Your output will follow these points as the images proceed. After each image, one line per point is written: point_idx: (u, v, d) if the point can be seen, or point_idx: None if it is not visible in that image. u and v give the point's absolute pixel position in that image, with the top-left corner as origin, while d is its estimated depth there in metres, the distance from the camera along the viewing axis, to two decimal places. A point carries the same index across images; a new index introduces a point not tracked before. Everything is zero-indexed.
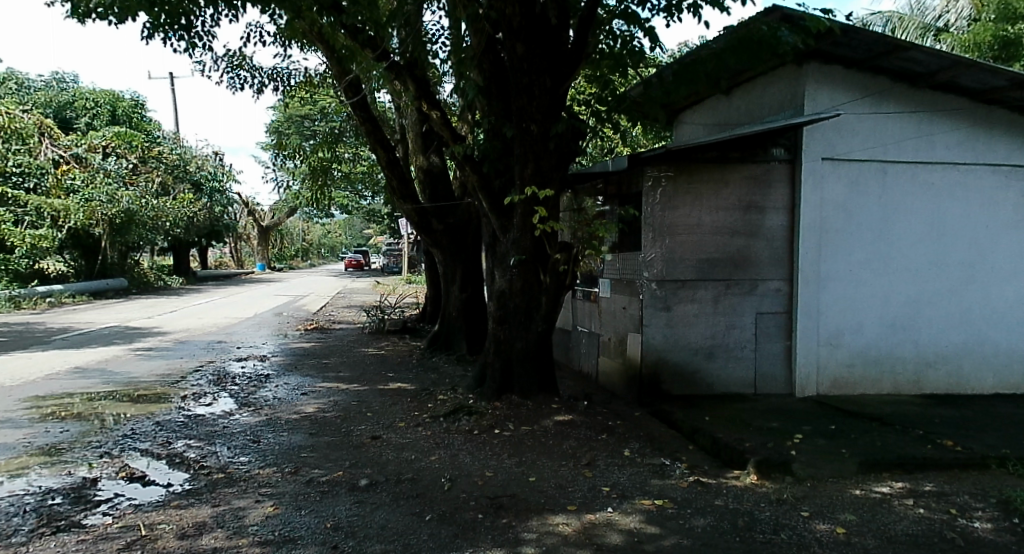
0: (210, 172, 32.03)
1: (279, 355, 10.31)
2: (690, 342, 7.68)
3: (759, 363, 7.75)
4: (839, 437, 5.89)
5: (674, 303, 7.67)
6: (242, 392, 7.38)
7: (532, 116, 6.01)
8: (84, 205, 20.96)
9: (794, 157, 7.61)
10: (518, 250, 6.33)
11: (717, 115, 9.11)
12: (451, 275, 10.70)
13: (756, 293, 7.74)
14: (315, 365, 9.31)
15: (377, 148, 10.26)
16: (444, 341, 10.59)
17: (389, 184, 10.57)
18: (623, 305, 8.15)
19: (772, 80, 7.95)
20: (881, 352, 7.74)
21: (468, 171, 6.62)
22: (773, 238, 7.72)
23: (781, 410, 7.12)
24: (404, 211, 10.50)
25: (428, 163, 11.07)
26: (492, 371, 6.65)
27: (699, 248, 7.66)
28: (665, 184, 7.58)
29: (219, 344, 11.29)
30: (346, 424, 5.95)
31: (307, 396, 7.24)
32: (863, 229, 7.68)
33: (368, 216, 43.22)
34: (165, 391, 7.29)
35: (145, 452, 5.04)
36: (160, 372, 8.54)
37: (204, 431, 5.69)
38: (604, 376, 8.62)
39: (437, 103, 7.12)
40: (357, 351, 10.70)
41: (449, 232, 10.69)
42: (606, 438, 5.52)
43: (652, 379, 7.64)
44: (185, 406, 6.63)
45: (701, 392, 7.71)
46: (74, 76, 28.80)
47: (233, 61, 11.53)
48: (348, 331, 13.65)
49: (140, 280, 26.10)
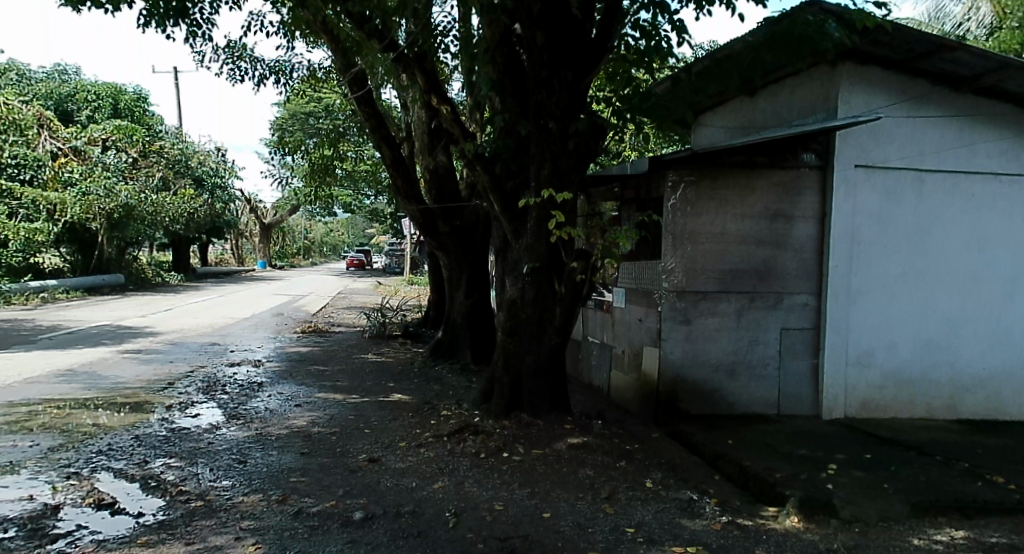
0: (212, 168, 31.59)
1: (274, 360, 9.85)
2: (711, 358, 7.20)
3: (783, 382, 7.27)
4: (878, 469, 5.41)
5: (694, 316, 7.20)
6: (232, 402, 6.90)
7: (551, 113, 5.55)
8: (81, 199, 20.56)
9: (826, 163, 7.13)
10: (531, 257, 5.86)
11: (739, 117, 8.64)
12: (456, 280, 10.25)
13: (782, 308, 7.27)
14: (312, 372, 8.83)
15: (383, 146, 9.77)
16: (448, 349, 10.13)
17: (394, 183, 10.11)
18: (639, 317, 7.67)
19: (802, 81, 7.47)
20: (913, 373, 7.27)
21: (480, 171, 6.15)
22: (801, 249, 7.24)
23: (808, 434, 6.64)
24: (409, 212, 10.02)
25: (434, 163, 10.62)
26: (501, 387, 6.18)
27: (723, 258, 7.18)
28: (688, 190, 7.11)
29: (212, 346, 10.82)
30: (342, 443, 5.47)
31: (301, 408, 6.75)
32: (898, 242, 7.20)
33: (371, 216, 42.78)
34: (150, 399, 6.81)
35: (118, 473, 4.55)
36: (147, 376, 8.08)
37: (186, 448, 5.20)
38: (617, 392, 8.14)
39: (448, 98, 6.64)
40: (356, 357, 10.23)
41: (456, 235, 10.24)
42: (625, 466, 5.05)
43: (670, 397, 7.17)
44: (169, 418, 6.15)
45: (721, 413, 7.23)
46: (76, 68, 28.40)
47: (234, 52, 11.08)
48: (348, 334, 13.18)
49: (138, 276, 25.66)
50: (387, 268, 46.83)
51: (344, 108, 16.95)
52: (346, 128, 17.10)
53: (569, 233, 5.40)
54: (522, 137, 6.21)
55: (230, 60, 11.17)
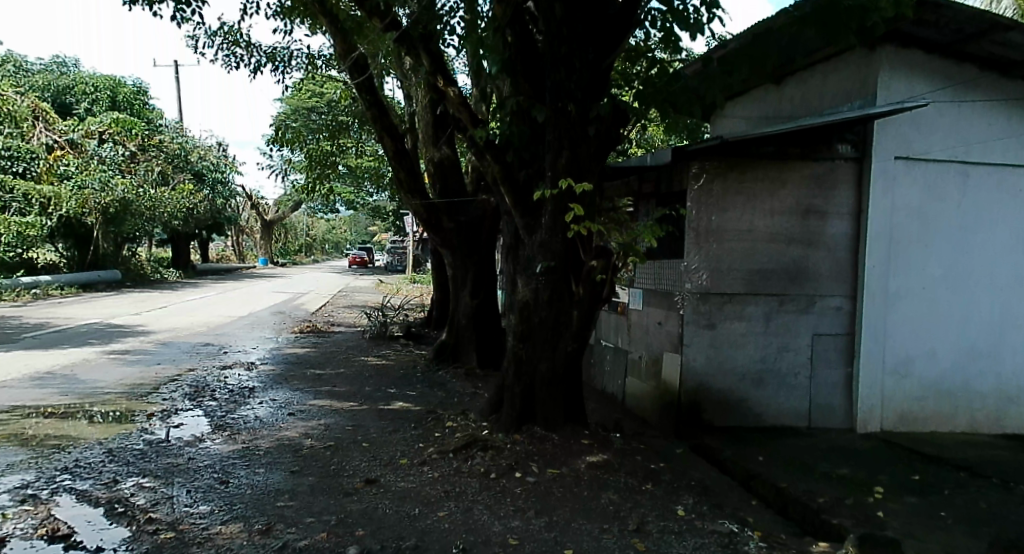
0: (212, 163, 31.08)
1: (269, 362, 9.32)
2: (737, 366, 6.66)
3: (814, 392, 6.73)
4: (931, 493, 4.87)
5: (719, 320, 6.66)
6: (219, 410, 6.36)
7: (571, 95, 5.01)
8: (76, 193, 20.08)
9: (864, 155, 6.57)
10: (546, 254, 5.35)
11: (764, 107, 8.11)
12: (461, 278, 9.73)
13: (814, 312, 6.71)
14: (308, 376, 8.30)
15: (385, 138, 9.25)
16: (452, 352, 9.60)
17: (396, 176, 9.58)
18: (658, 320, 7.13)
19: (836, 66, 6.92)
20: (955, 384, 6.72)
21: (490, 160, 5.62)
22: (835, 248, 6.69)
23: (845, 450, 6.10)
24: (413, 207, 9.50)
25: (439, 155, 10.12)
26: (511, 397, 5.65)
27: (750, 258, 6.64)
28: (713, 183, 6.55)
29: (204, 347, 10.30)
30: (336, 460, 4.94)
31: (294, 417, 6.23)
32: (940, 241, 6.64)
33: (374, 213, 42.27)
34: (131, 406, 6.29)
35: (81, 497, 4.02)
36: (132, 380, 7.56)
37: (163, 465, 4.67)
38: (634, 400, 7.61)
39: (456, 80, 6.10)
40: (356, 359, 9.71)
41: (462, 232, 9.72)
42: (652, 490, 4.51)
43: (693, 408, 6.62)
44: (149, 428, 5.61)
45: (747, 425, 6.69)
46: (75, 60, 27.90)
47: (229, 38, 10.57)
48: (347, 335, 12.67)
49: (135, 272, 25.16)
50: (389, 266, 46.35)
51: (344, 100, 16.40)
52: (347, 121, 16.55)
53: (590, 228, 4.88)
54: (537, 122, 5.68)
55: (225, 46, 10.66)
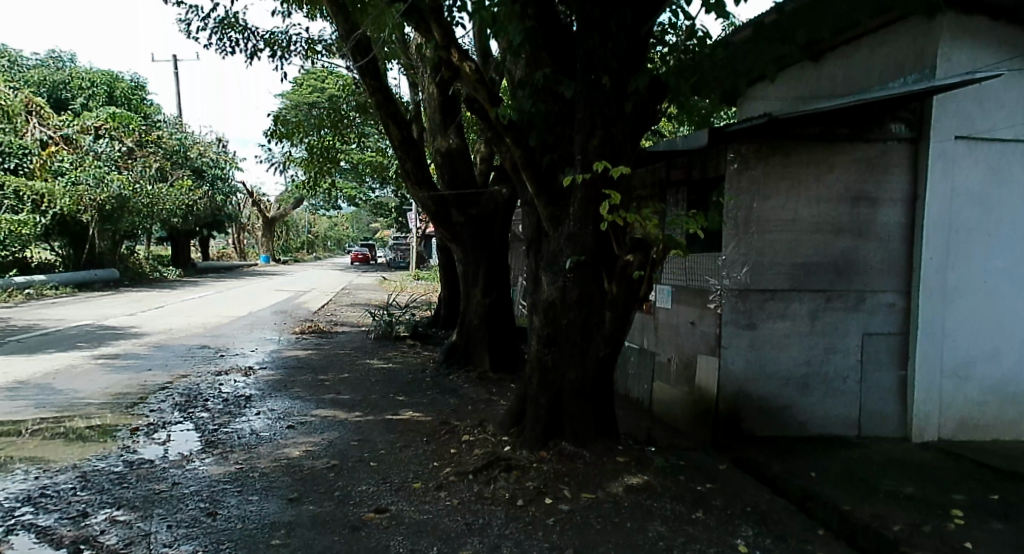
0: (212, 159, 30.49)
1: (268, 367, 8.72)
2: (781, 370, 6.03)
3: (865, 398, 6.09)
4: (1018, 518, 4.27)
5: (760, 320, 6.02)
6: (211, 424, 5.76)
7: (607, 66, 4.43)
8: (71, 190, 19.51)
9: (921, 135, 5.94)
10: (574, 247, 4.81)
11: (801, 87, 7.50)
12: (472, 275, 9.15)
13: (864, 310, 6.08)
14: (310, 382, 7.71)
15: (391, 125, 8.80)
16: (463, 354, 9.01)
17: (403, 167, 9.01)
18: (690, 320, 6.53)
19: (885, 39, 6.30)
20: (1019, 387, 6.11)
21: (511, 142, 5.02)
22: (887, 239, 6.05)
23: (905, 462, 5.46)
24: (420, 199, 8.93)
25: (448, 145, 9.66)
26: (536, 408, 5.08)
27: (794, 250, 6.00)
28: (754, 168, 5.92)
29: (200, 350, 9.72)
30: (341, 484, 4.33)
31: (295, 431, 5.63)
32: (1003, 229, 6.03)
33: (376, 209, 41.67)
34: (113, 421, 5.69)
35: (42, 537, 3.43)
36: (119, 388, 6.97)
37: (142, 493, 4.07)
38: (663, 407, 6.99)
39: (470, 55, 5.48)
40: (360, 363, 9.11)
41: (472, 226, 9.14)
42: (703, 519, 3.91)
43: (732, 416, 6.00)
44: (130, 447, 5.01)
45: (791, 435, 6.06)
46: (72, 55, 27.32)
47: (224, 22, 9.97)
48: (351, 335, 12.07)
49: (134, 271, 24.57)
50: (393, 262, 45.78)
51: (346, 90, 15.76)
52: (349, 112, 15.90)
53: (628, 217, 4.33)
54: (564, 99, 5.08)
55: (220, 30, 10.06)
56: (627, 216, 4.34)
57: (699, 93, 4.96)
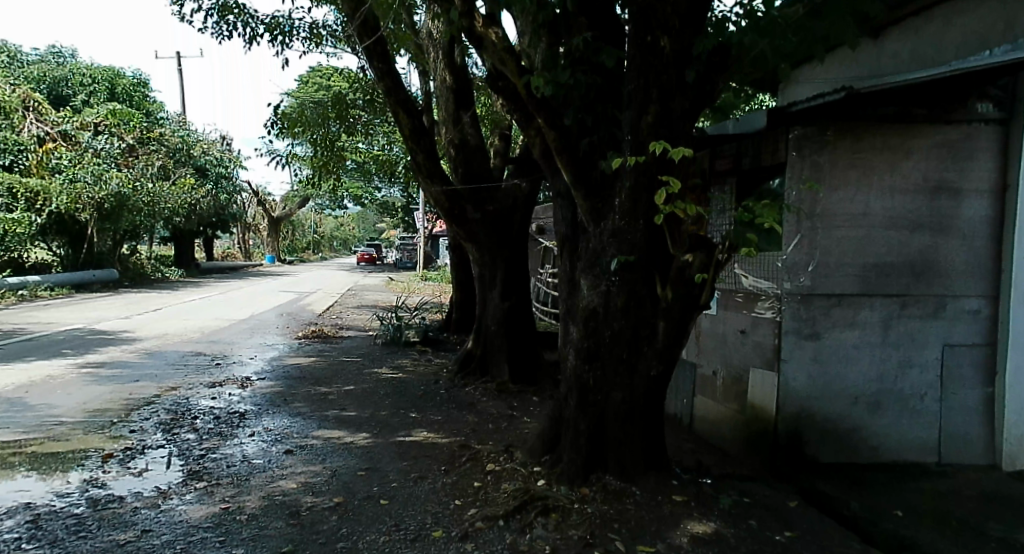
0: (217, 158, 29.81)
1: (268, 377, 8.00)
2: (849, 387, 5.24)
3: (945, 419, 5.29)
4: None
5: (825, 329, 5.22)
6: (196, 449, 5.02)
7: (666, 25, 3.75)
8: (68, 187, 18.82)
9: (1011, 115, 5.16)
10: (620, 245, 4.10)
11: (858, 67, 6.72)
12: (489, 278, 8.40)
13: (945, 317, 5.27)
14: (312, 396, 6.98)
15: (400, 113, 8.20)
16: (479, 364, 8.25)
17: (414, 160, 8.34)
18: (741, 328, 5.74)
19: (965, 8, 5.52)
20: None
21: (543, 123, 4.28)
22: (970, 235, 5.27)
23: (1001, 497, 4.67)
24: (432, 193, 8.19)
25: (461, 136, 9.12)
26: (574, 435, 4.33)
27: (864, 248, 5.21)
28: (821, 154, 5.11)
29: (196, 357, 9.01)
30: (343, 532, 3.59)
31: (292, 458, 4.88)
32: None
33: (382, 208, 40.94)
34: (84, 445, 4.96)
35: None
36: (98, 404, 6.25)
37: (100, 546, 3.33)
38: (706, 426, 6.22)
39: (497, 20, 4.75)
40: (367, 373, 8.37)
41: (488, 224, 8.36)
42: None
43: (793, 441, 5.20)
44: (97, 480, 4.28)
45: (861, 462, 5.27)
46: (73, 50, 26.68)
47: (221, 4, 9.28)
48: (357, 340, 11.34)
49: (135, 272, 23.90)
50: (399, 263, 45.06)
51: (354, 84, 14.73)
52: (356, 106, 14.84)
53: (691, 207, 3.59)
54: (607, 71, 4.35)
55: (217, 13, 9.37)
56: (689, 206, 3.61)
57: (766, 62, 4.18)
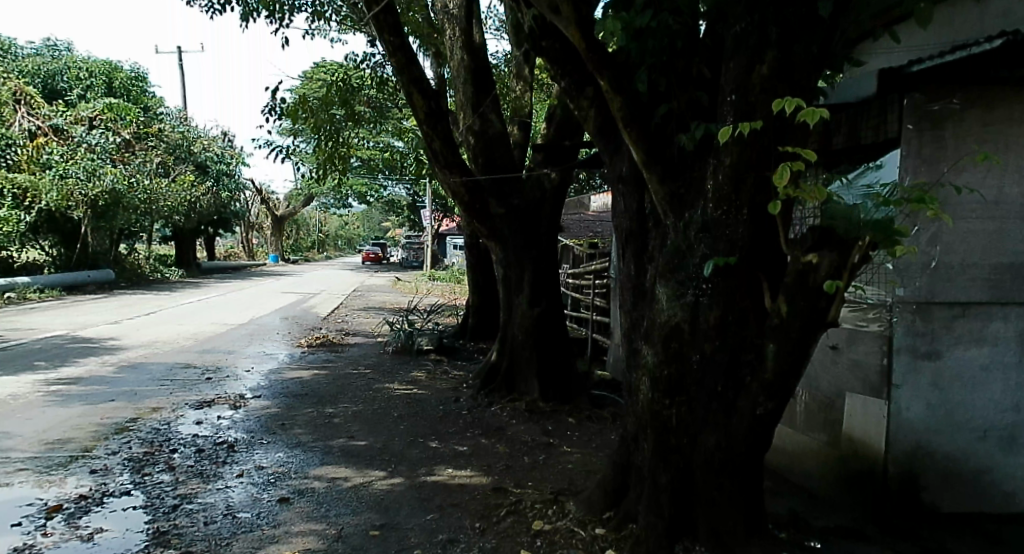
0: (218, 155, 28.85)
1: (264, 394, 7.02)
2: (974, 418, 4.25)
3: None
4: None
5: (947, 347, 4.21)
6: (168, 497, 4.03)
7: None
8: (59, 184, 17.87)
9: None
10: (719, 243, 3.13)
11: None
12: (515, 280, 7.42)
13: None
14: (315, 419, 6.01)
15: (414, 94, 7.23)
16: (505, 379, 7.27)
17: (429, 148, 7.36)
18: (832, 343, 4.73)
19: None
20: None
21: None
22: None
23: None
24: (450, 185, 7.22)
25: (482, 123, 8.15)
26: (652, 490, 3.36)
27: (994, 246, 4.20)
28: (944, 127, 4.09)
29: (185, 369, 8.05)
30: None
31: (286, 511, 3.89)
32: None
33: (389, 207, 39.95)
34: (29, 493, 3.99)
35: None
36: (62, 431, 5.29)
37: None
38: (782, 458, 5.24)
39: None
40: (377, 388, 7.41)
41: (514, 220, 7.40)
42: None
43: (906, 486, 4.20)
44: (31, 548, 3.30)
45: (989, 511, 4.28)
46: (69, 43, 25.74)
47: None
48: (365, 348, 10.37)
49: (132, 272, 22.97)
50: (405, 262, 44.08)
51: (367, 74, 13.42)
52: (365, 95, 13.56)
53: (824, 190, 2.66)
54: (694, 14, 3.36)
55: None
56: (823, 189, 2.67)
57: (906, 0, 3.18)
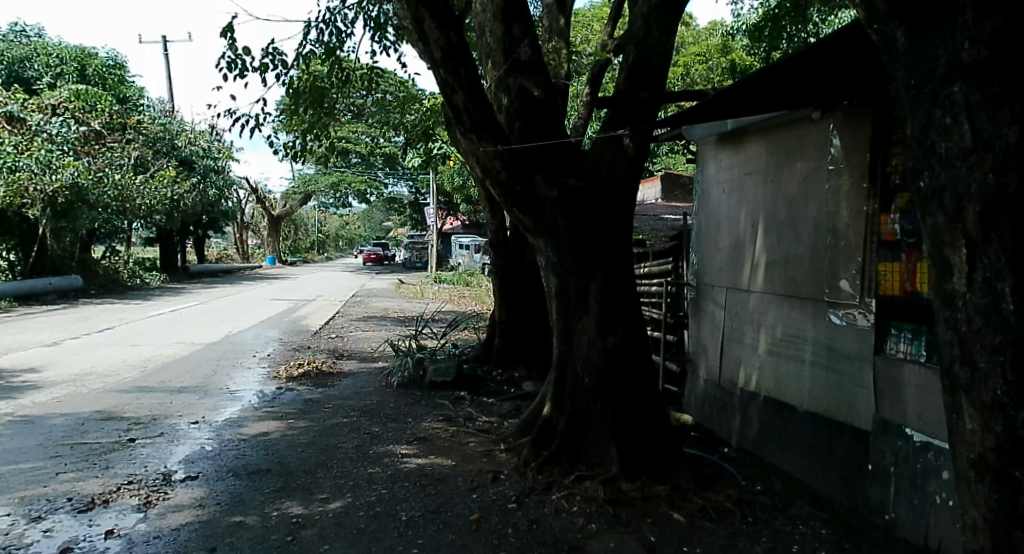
0: (205, 148, 26.45)
1: (202, 474, 4.62)
2: None
3: None
4: None
5: None
6: None
7: None
8: (8, 178, 15.44)
9: None
10: None
11: None
12: (575, 297, 5.00)
13: None
14: (267, 535, 3.63)
15: (424, 19, 4.76)
16: (565, 445, 4.92)
17: (448, 105, 4.98)
18: None
19: None
20: None
21: None
22: None
23: None
24: (479, 159, 4.93)
25: (519, 72, 5.70)
26: None
27: None
28: None
29: (100, 426, 5.64)
30: None
31: None
32: None
33: (390, 206, 37.65)
34: None
35: None
36: None
37: None
38: None
39: None
40: (376, 456, 5.05)
41: (571, 209, 4.99)
42: None
43: None
44: None
45: None
46: (37, 28, 23.27)
47: None
48: (361, 379, 8.02)
49: (105, 277, 20.61)
50: (407, 262, 41.93)
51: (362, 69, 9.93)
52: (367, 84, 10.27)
53: None
54: None
55: None
56: None
57: None
